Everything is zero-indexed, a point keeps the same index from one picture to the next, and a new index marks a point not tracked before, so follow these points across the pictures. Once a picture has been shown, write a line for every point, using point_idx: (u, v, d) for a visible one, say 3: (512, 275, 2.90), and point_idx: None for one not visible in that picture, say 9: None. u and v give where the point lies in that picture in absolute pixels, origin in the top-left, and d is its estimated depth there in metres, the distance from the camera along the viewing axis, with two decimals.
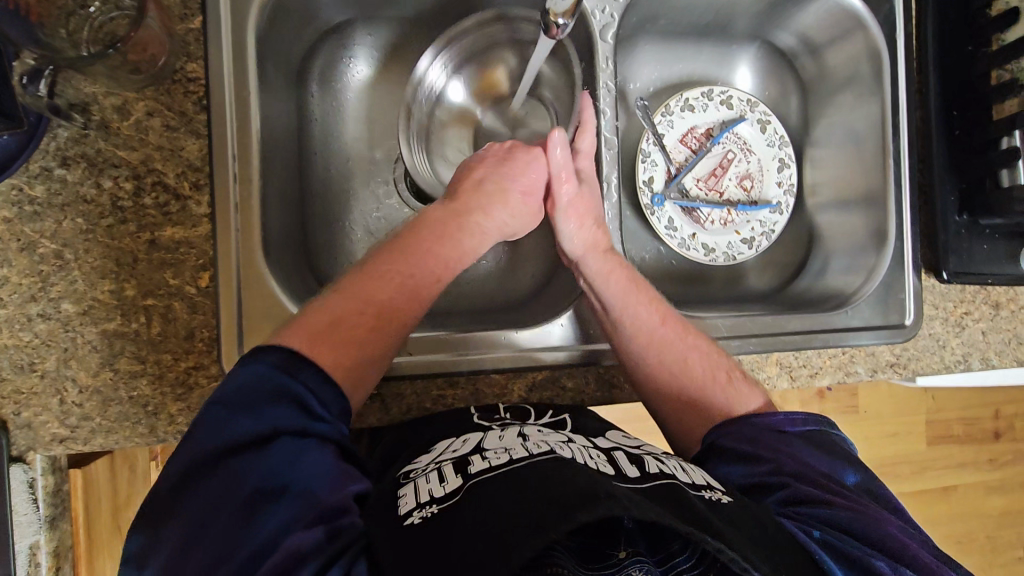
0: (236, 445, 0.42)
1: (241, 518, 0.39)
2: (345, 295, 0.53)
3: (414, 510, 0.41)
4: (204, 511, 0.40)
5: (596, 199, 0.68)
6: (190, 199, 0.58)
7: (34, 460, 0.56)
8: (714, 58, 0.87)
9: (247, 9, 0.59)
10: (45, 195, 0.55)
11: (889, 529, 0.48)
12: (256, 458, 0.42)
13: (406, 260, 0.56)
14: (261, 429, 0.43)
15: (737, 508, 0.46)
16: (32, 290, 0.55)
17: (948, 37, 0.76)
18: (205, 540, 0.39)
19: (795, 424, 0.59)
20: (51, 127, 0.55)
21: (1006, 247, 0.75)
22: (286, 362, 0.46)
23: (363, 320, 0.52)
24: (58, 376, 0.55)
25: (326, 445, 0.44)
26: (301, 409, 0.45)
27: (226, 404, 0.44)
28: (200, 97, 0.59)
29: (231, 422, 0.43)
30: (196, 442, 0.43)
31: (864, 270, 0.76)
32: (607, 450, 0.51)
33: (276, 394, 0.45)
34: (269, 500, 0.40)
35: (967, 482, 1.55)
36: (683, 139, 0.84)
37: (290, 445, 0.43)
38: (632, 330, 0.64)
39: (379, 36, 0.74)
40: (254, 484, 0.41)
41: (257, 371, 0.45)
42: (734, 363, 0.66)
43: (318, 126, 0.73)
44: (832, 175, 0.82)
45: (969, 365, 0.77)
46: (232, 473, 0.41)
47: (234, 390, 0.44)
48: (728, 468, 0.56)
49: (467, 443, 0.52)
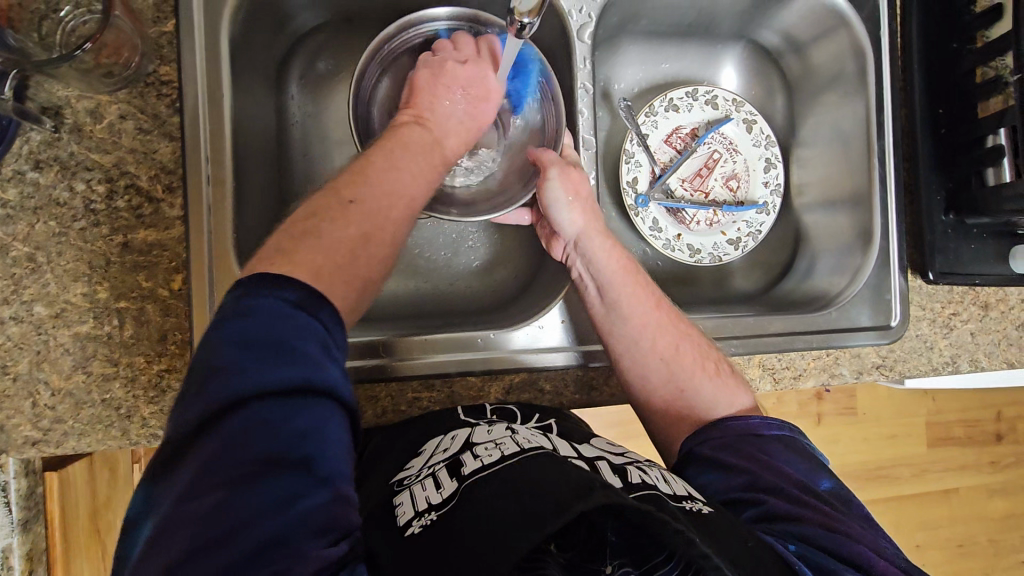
0: (261, 391, 0.36)
1: (254, 486, 0.33)
2: (368, 204, 0.50)
3: (414, 519, 0.42)
4: (212, 467, 0.34)
5: (583, 186, 0.66)
6: (163, 201, 0.58)
7: (5, 463, 0.56)
8: (698, 58, 0.86)
9: (219, 11, 0.59)
10: (18, 197, 0.56)
11: (859, 547, 0.47)
12: (281, 413, 0.36)
13: (402, 182, 0.54)
14: (288, 380, 0.37)
15: (719, 519, 0.45)
16: (4, 293, 0.55)
17: (933, 33, 0.74)
18: (208, 505, 0.33)
19: (772, 428, 0.59)
20: (23, 130, 0.55)
21: (995, 247, 0.74)
22: (305, 300, 0.41)
23: (386, 238, 0.50)
24: (30, 379, 0.55)
25: (340, 412, 0.39)
26: (326, 357, 0.39)
27: (249, 338, 0.38)
28: (174, 99, 0.59)
29: (253, 361, 0.37)
30: (211, 382, 0.36)
31: (850, 271, 0.75)
32: (591, 459, 0.50)
33: (301, 331, 0.39)
34: (287, 468, 0.34)
35: (969, 485, 1.53)
36: (667, 139, 0.83)
37: (313, 402, 0.37)
38: (625, 309, 0.64)
39: (359, 37, 0.74)
40: (273, 447, 0.35)
41: (270, 309, 0.39)
42: (721, 356, 0.66)
43: (299, 127, 0.73)
44: (819, 175, 0.82)
45: (958, 366, 0.76)
46: (249, 425, 0.35)
47: (255, 321, 0.38)
48: (707, 477, 0.55)
49: (456, 441, 0.51)
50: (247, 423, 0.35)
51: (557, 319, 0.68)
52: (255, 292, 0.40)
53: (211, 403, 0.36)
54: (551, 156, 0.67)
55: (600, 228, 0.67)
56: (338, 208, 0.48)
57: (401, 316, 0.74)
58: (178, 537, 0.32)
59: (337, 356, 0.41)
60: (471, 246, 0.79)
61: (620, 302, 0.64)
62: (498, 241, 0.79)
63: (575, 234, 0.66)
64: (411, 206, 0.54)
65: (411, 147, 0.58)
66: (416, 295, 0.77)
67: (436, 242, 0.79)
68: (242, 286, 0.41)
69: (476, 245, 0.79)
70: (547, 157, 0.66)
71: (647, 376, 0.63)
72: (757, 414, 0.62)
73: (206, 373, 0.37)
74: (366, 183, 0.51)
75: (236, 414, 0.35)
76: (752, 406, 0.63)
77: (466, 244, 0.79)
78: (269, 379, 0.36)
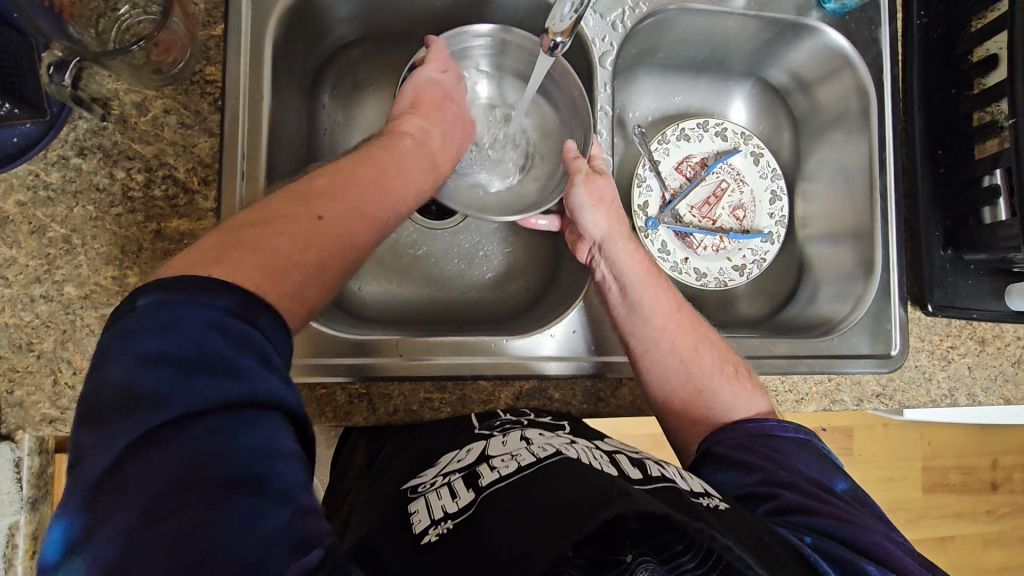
0: (190, 414, 0.32)
1: (211, 511, 0.29)
2: (334, 229, 0.47)
3: (429, 528, 0.44)
4: (164, 496, 0.29)
5: (605, 192, 0.69)
6: (198, 193, 0.60)
7: (21, 439, 0.56)
8: (709, 93, 0.90)
9: (266, 21, 0.63)
10: (61, 181, 0.58)
11: (874, 535, 0.48)
12: (229, 429, 0.32)
13: (373, 197, 0.51)
14: (229, 394, 0.33)
15: (735, 514, 0.46)
16: (37, 272, 0.57)
17: (931, 79, 0.79)
18: (159, 535, 0.28)
19: (787, 430, 0.60)
20: (73, 118, 0.58)
21: (990, 284, 0.76)
22: (240, 308, 0.37)
23: (341, 261, 0.47)
24: (53, 358, 0.56)
25: (289, 424, 0.35)
26: (267, 368, 0.36)
27: (174, 356, 0.34)
28: (216, 98, 0.62)
29: (183, 384, 0.33)
30: (137, 412, 0.32)
31: (852, 299, 0.78)
32: (609, 452, 0.52)
33: (239, 341, 0.35)
34: (241, 489, 0.30)
35: (965, 533, 1.52)
36: (678, 167, 0.86)
37: (256, 416, 0.33)
38: (647, 312, 0.66)
39: (390, 53, 0.78)
40: (226, 466, 0.31)
41: (200, 316, 0.35)
42: (740, 362, 0.67)
43: (327, 134, 0.76)
44: (823, 209, 0.85)
45: (955, 399, 0.78)
46: (195, 447, 0.31)
47: (169, 338, 0.34)
48: (722, 477, 0.56)
49: (471, 453, 0.53)
50: (178, 439, 0.31)
51: (568, 330, 0.70)
52: (177, 299, 0.35)
53: (140, 431, 0.31)
54: (580, 164, 0.69)
55: (624, 232, 0.70)
56: (289, 219, 0.45)
57: (416, 321, 0.76)
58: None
59: (279, 367, 0.37)
60: (487, 256, 0.81)
61: (643, 303, 0.66)
62: (512, 256, 0.82)
63: (600, 236, 0.68)
64: (377, 225, 0.51)
65: (392, 160, 0.56)
66: (430, 301, 0.79)
67: (450, 253, 0.81)
68: (159, 293, 0.36)
69: (491, 257, 0.81)
70: (574, 164, 0.69)
71: (665, 378, 0.64)
72: (774, 417, 0.63)
73: (133, 399, 0.32)
74: (339, 202, 0.48)
75: (178, 440, 0.31)
76: (768, 410, 0.64)
77: (479, 255, 0.81)
78: (199, 400, 0.32)
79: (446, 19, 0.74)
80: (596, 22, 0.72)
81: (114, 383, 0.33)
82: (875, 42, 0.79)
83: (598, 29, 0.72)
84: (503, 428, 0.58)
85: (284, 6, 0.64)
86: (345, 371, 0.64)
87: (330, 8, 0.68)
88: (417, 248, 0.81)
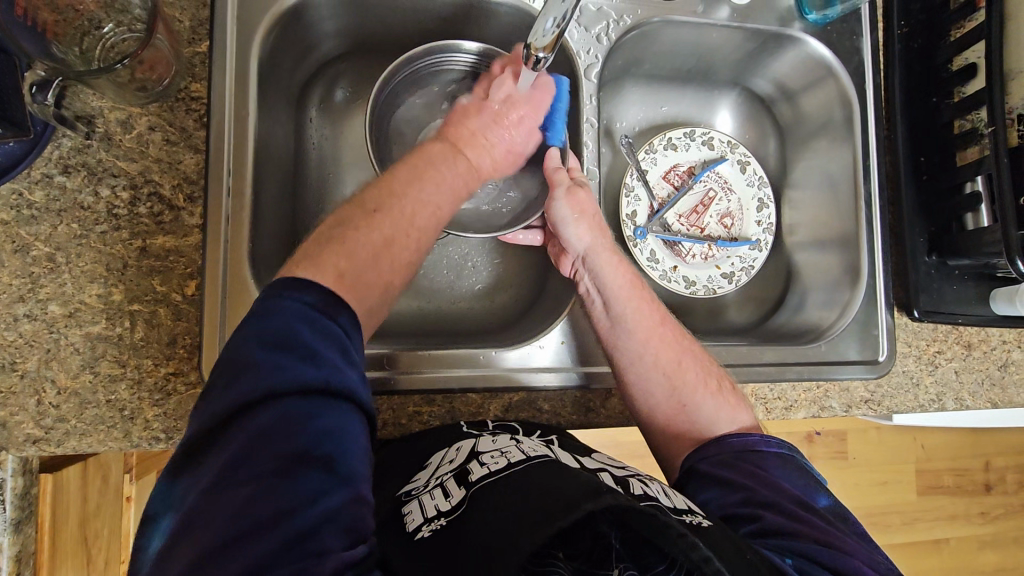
0: (282, 390, 0.38)
1: (280, 481, 0.35)
2: (392, 213, 0.51)
3: (422, 525, 0.44)
4: (242, 461, 0.35)
5: (588, 205, 0.68)
6: (184, 210, 0.60)
7: (4, 460, 0.55)
8: (696, 102, 0.91)
9: (252, 36, 0.63)
10: (44, 200, 0.58)
11: (855, 560, 0.49)
12: (309, 411, 0.37)
13: (428, 188, 0.55)
14: (310, 378, 0.39)
15: (717, 531, 0.46)
16: (21, 291, 0.56)
17: (914, 87, 0.80)
18: (236, 496, 0.34)
19: (770, 445, 0.60)
20: (56, 137, 0.58)
21: (973, 289, 0.77)
22: (325, 304, 0.42)
23: (409, 245, 0.51)
24: (37, 377, 0.56)
25: (360, 416, 0.40)
26: (347, 361, 0.41)
27: (271, 341, 0.40)
28: (202, 115, 0.62)
29: (275, 361, 0.39)
30: (241, 379, 0.38)
31: (839, 306, 0.79)
32: (595, 470, 0.51)
33: (324, 332, 0.41)
34: (306, 467, 0.35)
35: (959, 535, 1.52)
36: (665, 176, 0.87)
37: (328, 403, 0.39)
38: (631, 325, 0.66)
39: (378, 67, 0.78)
40: (294, 445, 0.36)
41: (292, 310, 0.41)
42: (723, 375, 0.68)
43: (314, 148, 0.76)
44: (809, 216, 0.86)
45: (943, 404, 0.78)
46: (277, 422, 0.36)
47: (269, 324, 0.40)
48: (706, 495, 0.56)
49: (461, 453, 0.52)
50: (265, 411, 0.37)
51: (557, 340, 0.70)
52: (281, 292, 0.42)
53: (234, 401, 0.38)
54: (560, 176, 0.69)
55: (608, 245, 0.70)
56: (361, 219, 0.50)
57: (405, 333, 0.76)
58: (202, 525, 0.33)
59: (356, 361, 0.42)
60: (476, 266, 0.82)
61: (627, 318, 0.67)
62: (501, 266, 0.82)
63: (584, 250, 0.69)
64: (435, 214, 0.55)
65: (435, 156, 0.59)
66: (420, 313, 0.79)
67: (440, 264, 0.81)
68: (268, 290, 0.43)
69: (481, 268, 0.82)
70: (554, 177, 0.68)
71: (650, 392, 0.65)
72: (757, 432, 0.63)
73: (237, 370, 0.39)
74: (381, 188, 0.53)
75: (265, 411, 0.37)
76: (751, 424, 0.64)
77: (468, 266, 0.82)
78: (290, 380, 0.38)
79: (432, 33, 0.75)
80: (581, 35, 0.73)
81: (224, 357, 0.40)
82: (857, 50, 0.80)
83: (583, 42, 0.73)
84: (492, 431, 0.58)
85: (270, 22, 0.64)
86: None
87: (317, 23, 0.69)
88: None
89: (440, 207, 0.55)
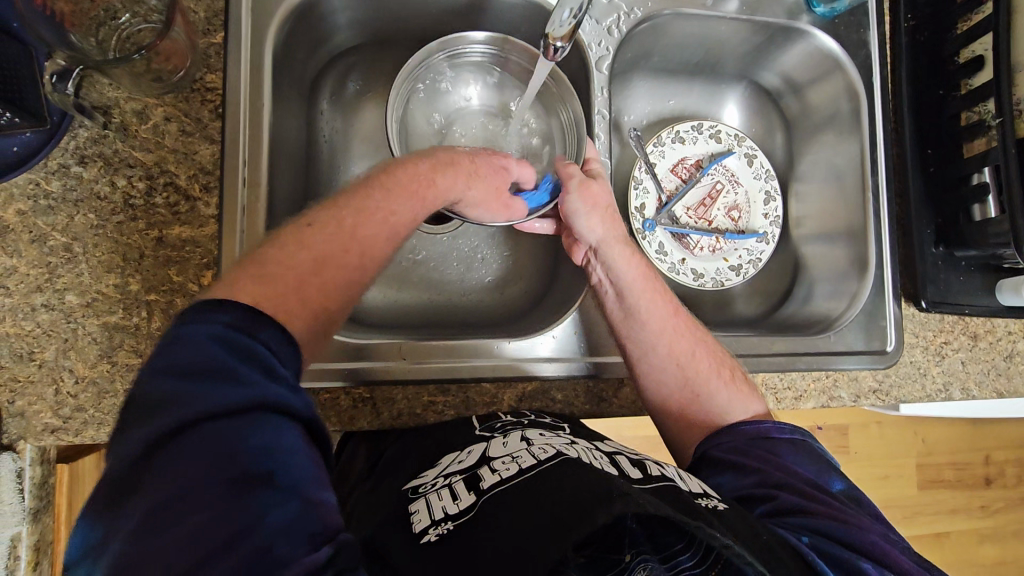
0: (200, 418, 0.34)
1: (226, 505, 0.31)
2: (325, 228, 0.50)
3: (430, 529, 0.44)
4: (177, 496, 0.31)
5: (599, 198, 0.69)
6: (199, 200, 0.60)
7: (23, 449, 0.56)
8: (703, 96, 0.92)
9: (267, 29, 0.63)
10: (61, 190, 0.58)
11: (871, 536, 0.49)
12: (239, 431, 0.34)
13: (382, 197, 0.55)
14: (232, 399, 0.35)
15: (735, 515, 0.46)
16: (39, 281, 0.57)
17: (920, 81, 0.81)
18: (172, 533, 0.30)
19: (783, 432, 0.60)
20: (74, 127, 0.58)
21: (981, 280, 0.78)
22: (241, 320, 0.39)
23: (348, 260, 0.50)
24: (55, 367, 0.56)
25: (298, 426, 0.37)
26: (272, 377, 0.37)
27: (181, 368, 0.36)
28: (217, 105, 0.62)
29: (187, 390, 0.35)
30: (150, 416, 0.34)
31: (847, 296, 0.79)
32: (608, 452, 0.53)
33: (240, 351, 0.37)
34: (253, 486, 0.32)
35: (960, 529, 1.54)
36: (674, 169, 0.87)
37: (262, 419, 0.35)
38: (643, 316, 0.67)
39: (388, 60, 0.79)
40: (235, 466, 0.32)
41: (205, 332, 0.37)
42: (736, 365, 0.68)
43: (325, 141, 0.77)
44: (814, 209, 0.86)
45: (950, 394, 0.79)
46: (203, 450, 0.33)
47: (180, 353, 0.37)
48: (720, 479, 0.56)
49: (472, 455, 0.53)
50: (182, 445, 0.33)
51: (568, 331, 0.71)
52: (191, 316, 0.38)
53: (149, 440, 0.33)
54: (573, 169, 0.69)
55: (618, 236, 0.70)
56: (294, 235, 0.49)
57: (418, 323, 0.77)
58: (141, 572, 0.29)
59: (285, 374, 0.39)
60: (487, 259, 0.82)
61: (639, 309, 0.67)
62: (511, 258, 0.82)
63: (595, 241, 0.69)
64: (386, 219, 0.54)
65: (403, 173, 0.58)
66: (432, 305, 0.79)
67: (450, 257, 0.82)
68: (178, 316, 0.39)
69: (491, 262, 0.82)
70: (565, 170, 0.69)
71: (662, 382, 0.65)
72: (770, 419, 0.64)
73: (146, 408, 0.35)
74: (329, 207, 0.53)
75: (183, 443, 0.33)
76: (764, 412, 0.65)
77: (477, 259, 0.82)
78: (209, 405, 0.34)
79: (444, 25, 0.75)
80: (593, 27, 0.73)
81: (134, 396, 0.36)
82: (864, 44, 0.81)
83: (594, 34, 0.73)
84: (502, 429, 0.59)
85: (285, 15, 0.64)
86: (346, 376, 0.64)
87: (330, 15, 0.69)
88: (418, 253, 0.81)
89: (395, 213, 0.55)
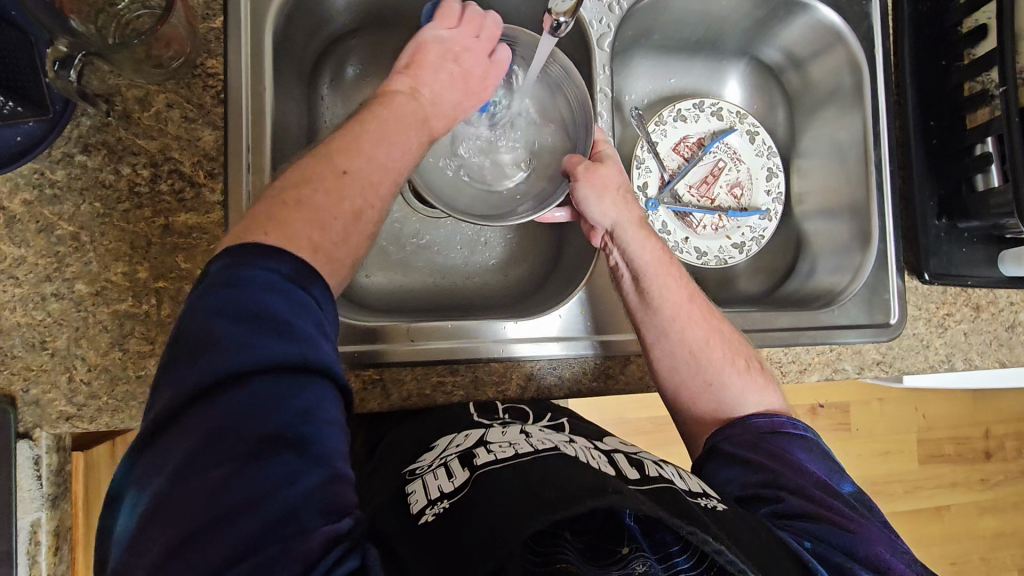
0: (252, 370, 0.35)
1: (258, 462, 0.33)
2: (360, 181, 0.48)
3: (426, 508, 0.44)
4: (217, 442, 0.33)
5: (610, 183, 0.68)
6: (204, 187, 0.61)
7: (39, 437, 0.57)
8: (704, 74, 0.91)
9: (266, 11, 0.63)
10: (66, 179, 0.58)
11: (876, 547, 0.50)
12: (284, 390, 0.35)
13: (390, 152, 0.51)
14: (286, 356, 0.36)
15: (734, 517, 0.47)
16: (47, 270, 0.57)
17: (922, 53, 0.80)
18: (203, 482, 0.32)
19: (797, 428, 0.62)
20: (77, 114, 0.58)
21: (983, 252, 0.78)
22: (299, 275, 0.40)
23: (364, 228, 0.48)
24: (67, 355, 0.57)
25: (335, 392, 0.38)
26: (321, 335, 0.39)
27: (233, 313, 0.36)
28: (218, 91, 0.62)
29: (239, 337, 0.36)
30: (203, 354, 0.35)
31: (850, 270, 0.80)
32: (607, 453, 0.53)
33: (295, 306, 0.38)
34: (288, 447, 0.34)
35: (960, 502, 1.56)
36: (675, 147, 0.87)
37: (309, 381, 0.37)
38: (658, 300, 0.66)
39: (387, 42, 0.78)
40: (276, 422, 0.34)
41: (259, 281, 0.38)
42: (753, 355, 0.68)
43: (326, 125, 0.76)
44: (817, 185, 0.87)
45: (953, 364, 0.80)
46: (247, 403, 0.34)
47: (234, 297, 0.37)
48: (727, 474, 0.58)
49: (470, 439, 0.53)
50: (226, 393, 0.34)
51: (574, 310, 0.71)
52: (245, 262, 0.38)
53: (195, 379, 0.34)
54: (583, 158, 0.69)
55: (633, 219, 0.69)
56: (330, 180, 0.46)
57: (429, 305, 0.78)
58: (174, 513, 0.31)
59: (330, 335, 0.40)
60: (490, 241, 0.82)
61: (654, 294, 0.67)
62: (515, 240, 0.82)
63: (609, 225, 0.68)
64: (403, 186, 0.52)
65: (402, 121, 0.56)
66: (438, 288, 0.80)
67: (453, 240, 0.82)
68: (229, 256, 0.39)
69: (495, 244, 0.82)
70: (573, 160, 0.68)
71: (675, 367, 0.66)
72: (785, 413, 0.65)
73: (199, 346, 0.35)
74: (358, 157, 0.49)
75: (229, 394, 0.34)
76: (777, 401, 0.66)
77: (481, 242, 0.82)
78: (262, 357, 0.35)
79: None
80: (593, 4, 0.73)
81: (184, 330, 0.36)
82: (866, 16, 0.80)
83: (594, 11, 0.73)
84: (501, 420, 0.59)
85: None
86: (353, 360, 0.64)
87: None
88: (421, 236, 0.81)
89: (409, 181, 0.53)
